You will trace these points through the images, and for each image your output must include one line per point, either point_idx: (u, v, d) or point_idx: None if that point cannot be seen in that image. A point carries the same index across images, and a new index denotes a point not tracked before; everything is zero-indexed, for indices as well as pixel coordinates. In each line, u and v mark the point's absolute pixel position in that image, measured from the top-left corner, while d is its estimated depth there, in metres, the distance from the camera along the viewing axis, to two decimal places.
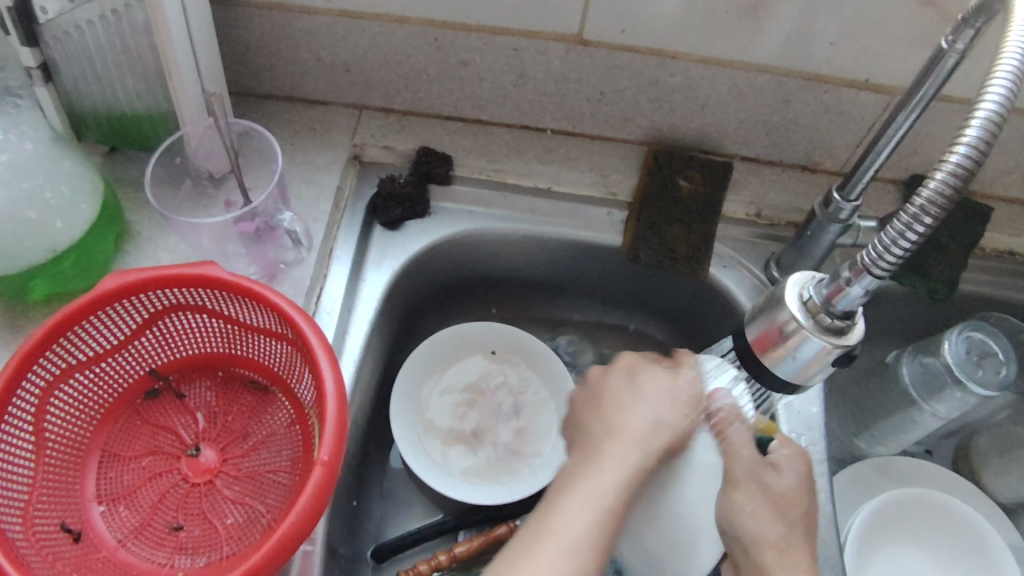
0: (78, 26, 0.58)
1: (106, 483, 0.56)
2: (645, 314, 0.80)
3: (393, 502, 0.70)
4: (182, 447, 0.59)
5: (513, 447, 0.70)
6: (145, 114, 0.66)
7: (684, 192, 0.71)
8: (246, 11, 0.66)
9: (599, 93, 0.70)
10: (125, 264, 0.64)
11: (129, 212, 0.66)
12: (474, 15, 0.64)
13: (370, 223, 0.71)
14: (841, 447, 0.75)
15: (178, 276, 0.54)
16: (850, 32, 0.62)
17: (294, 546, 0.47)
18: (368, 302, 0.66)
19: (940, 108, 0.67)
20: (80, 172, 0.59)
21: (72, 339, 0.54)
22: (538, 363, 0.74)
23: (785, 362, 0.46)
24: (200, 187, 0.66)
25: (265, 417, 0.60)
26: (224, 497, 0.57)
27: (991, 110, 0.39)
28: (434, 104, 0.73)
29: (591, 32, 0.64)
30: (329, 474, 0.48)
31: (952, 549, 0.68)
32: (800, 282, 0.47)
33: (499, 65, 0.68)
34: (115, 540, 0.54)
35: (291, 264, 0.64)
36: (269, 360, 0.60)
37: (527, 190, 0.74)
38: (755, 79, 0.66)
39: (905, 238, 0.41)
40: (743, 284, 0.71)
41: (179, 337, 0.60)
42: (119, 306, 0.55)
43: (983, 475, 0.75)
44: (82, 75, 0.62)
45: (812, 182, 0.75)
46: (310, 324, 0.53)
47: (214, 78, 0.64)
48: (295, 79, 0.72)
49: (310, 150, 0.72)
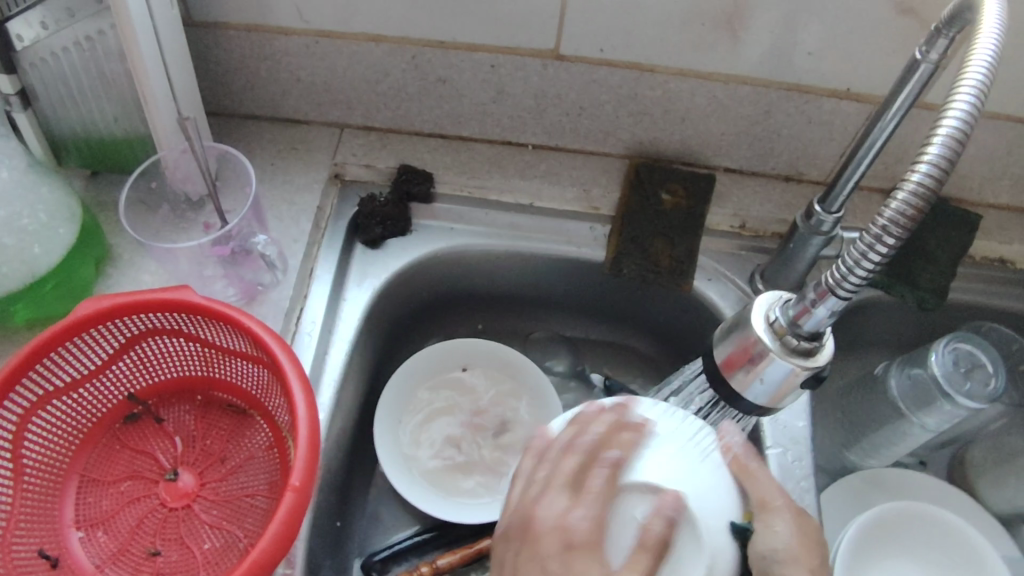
0: (54, 53, 0.59)
1: (84, 509, 0.56)
2: (633, 328, 0.79)
3: (377, 520, 0.70)
4: (161, 472, 0.59)
5: (499, 465, 0.70)
6: (123, 138, 0.66)
7: (667, 206, 0.71)
8: (224, 33, 0.66)
9: (578, 108, 0.70)
10: (106, 287, 0.64)
11: (110, 235, 0.67)
12: (448, 33, 0.64)
13: (352, 241, 0.71)
14: (831, 460, 0.74)
15: (152, 301, 0.54)
16: (828, 43, 0.61)
17: (265, 573, 0.47)
18: (348, 321, 0.66)
19: (924, 116, 0.66)
20: (56, 199, 0.59)
21: (48, 365, 0.54)
22: (521, 378, 0.74)
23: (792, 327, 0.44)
24: (178, 211, 0.67)
25: (243, 440, 0.60)
26: (202, 521, 0.57)
27: (953, 127, 0.38)
28: (414, 121, 0.73)
29: (567, 48, 0.64)
30: (300, 499, 0.48)
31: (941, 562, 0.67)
32: (767, 302, 0.47)
33: (477, 82, 0.68)
34: (92, 566, 0.54)
35: (269, 286, 0.64)
36: (247, 384, 0.60)
37: (508, 207, 0.73)
38: (734, 91, 0.66)
39: (869, 257, 0.40)
40: (727, 296, 0.71)
41: (158, 360, 0.60)
42: (95, 332, 0.55)
43: (978, 486, 0.73)
44: (60, 101, 0.62)
45: (797, 193, 0.74)
46: (284, 348, 0.53)
47: (190, 101, 0.64)
48: (276, 100, 0.72)
49: (292, 169, 0.72)
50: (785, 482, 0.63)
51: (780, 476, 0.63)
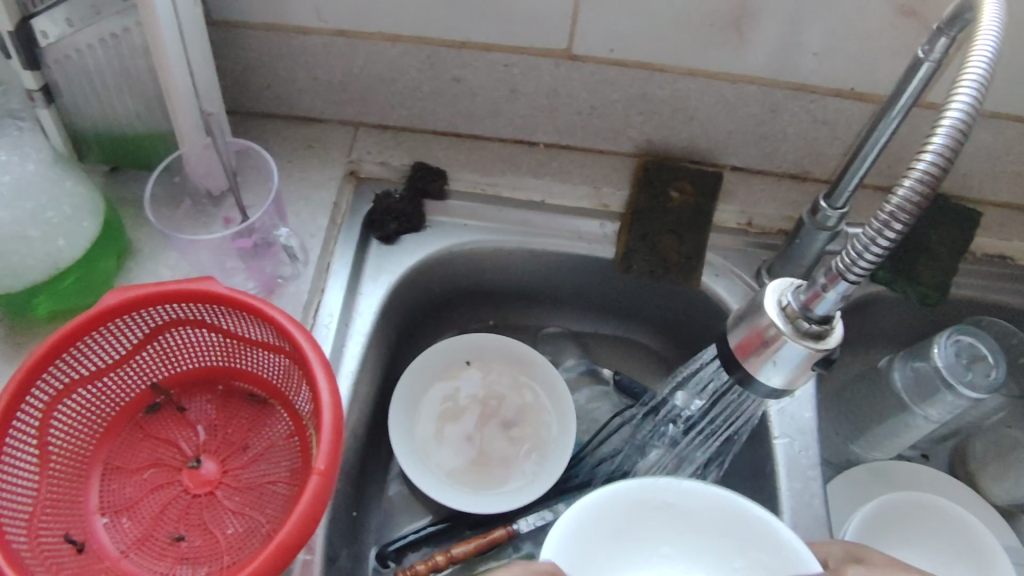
0: (79, 49, 0.60)
1: (108, 496, 0.57)
2: (642, 324, 0.81)
3: (391, 511, 0.71)
4: (183, 460, 0.60)
5: (511, 456, 0.71)
6: (144, 133, 0.68)
7: (675, 203, 0.73)
8: (243, 32, 0.68)
9: (589, 107, 0.71)
10: (127, 280, 0.66)
11: (131, 230, 0.68)
12: (463, 32, 0.66)
13: (367, 237, 0.72)
14: (835, 451, 0.76)
15: (178, 291, 0.56)
16: (833, 44, 0.63)
17: (291, 553, 0.48)
18: (364, 315, 0.67)
19: (925, 115, 0.68)
20: (80, 194, 0.61)
21: (74, 354, 0.55)
22: (531, 372, 0.75)
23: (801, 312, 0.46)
24: (198, 205, 0.68)
25: (264, 429, 0.61)
26: (224, 508, 0.58)
27: (957, 118, 0.40)
28: (427, 120, 0.74)
29: (579, 47, 0.66)
30: (325, 482, 0.49)
31: (942, 550, 0.68)
32: (779, 289, 0.48)
33: (490, 81, 0.70)
34: (117, 552, 0.55)
35: (289, 279, 0.65)
36: (268, 375, 0.61)
37: (519, 204, 0.75)
38: (741, 90, 0.68)
39: (876, 244, 0.42)
40: (735, 292, 0.72)
41: (180, 351, 0.61)
42: (120, 322, 0.56)
43: (980, 479, 0.75)
44: (83, 97, 0.64)
45: (801, 191, 0.76)
46: (307, 337, 0.54)
47: (211, 97, 0.65)
48: (292, 99, 0.74)
49: (308, 167, 0.73)
50: (791, 470, 0.64)
51: (787, 464, 0.64)
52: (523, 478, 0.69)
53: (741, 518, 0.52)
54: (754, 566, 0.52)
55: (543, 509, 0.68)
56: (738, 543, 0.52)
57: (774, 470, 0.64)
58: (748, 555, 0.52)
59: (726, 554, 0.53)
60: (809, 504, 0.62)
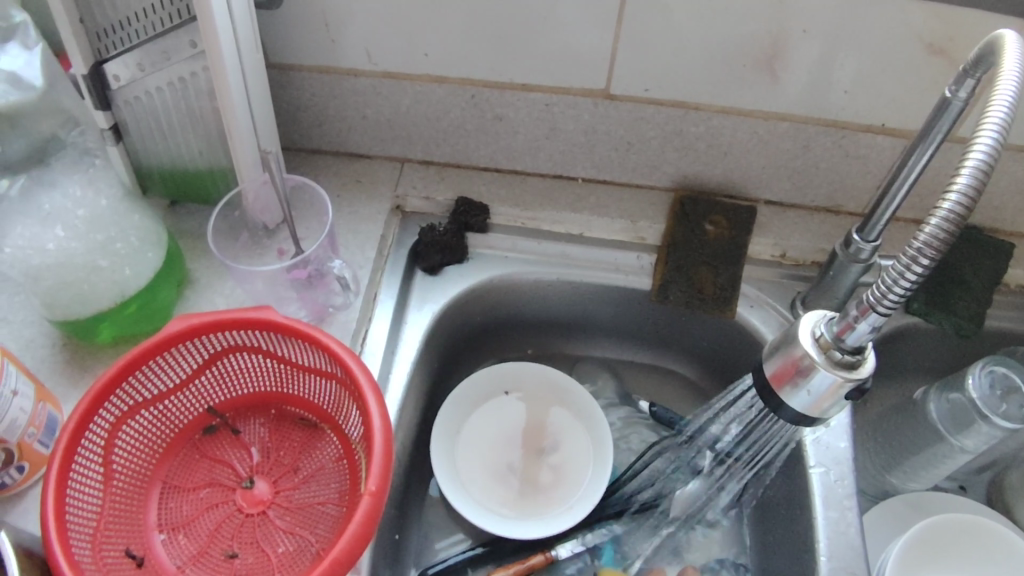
0: (148, 92, 0.64)
1: (166, 514, 0.60)
2: (678, 354, 0.83)
3: (430, 533, 0.73)
4: (237, 480, 0.63)
5: (549, 482, 0.73)
6: (205, 169, 0.72)
7: (710, 236, 0.74)
8: (298, 74, 0.72)
9: (626, 143, 0.74)
10: (185, 308, 0.69)
11: (191, 260, 0.72)
12: (506, 75, 0.69)
13: (412, 267, 0.75)
14: (873, 483, 0.76)
15: (237, 319, 0.59)
16: (864, 82, 0.65)
17: (343, 570, 0.50)
18: (409, 344, 0.70)
19: (956, 149, 0.70)
20: (143, 230, 0.64)
21: (139, 378, 0.58)
22: (569, 401, 0.77)
23: (832, 339, 0.48)
24: (255, 237, 0.72)
25: (314, 452, 0.64)
26: (275, 527, 0.60)
27: (980, 160, 0.41)
28: (471, 156, 0.78)
29: (617, 88, 0.69)
30: (376, 503, 0.51)
31: (975, 560, 0.68)
32: (814, 320, 0.50)
33: (531, 120, 0.73)
34: (174, 567, 0.58)
35: (339, 308, 0.68)
36: (319, 399, 0.64)
37: (559, 236, 0.77)
38: (774, 127, 0.70)
39: (905, 277, 0.43)
40: (770, 323, 0.74)
41: (237, 376, 0.64)
42: (183, 348, 0.59)
43: (1017, 510, 0.74)
44: (148, 135, 0.68)
45: (836, 224, 0.77)
46: (358, 363, 0.57)
47: (268, 136, 0.69)
48: (343, 136, 0.78)
49: (355, 201, 0.76)
50: (827, 499, 0.64)
51: (821, 493, 0.64)
52: (561, 505, 0.71)
53: (934, 535, 0.68)
54: (967, 549, 0.68)
55: (583, 534, 0.70)
56: (988, 540, 0.68)
57: (809, 499, 0.64)
58: (976, 547, 0.68)
59: (984, 546, 0.68)
60: (845, 532, 0.62)
